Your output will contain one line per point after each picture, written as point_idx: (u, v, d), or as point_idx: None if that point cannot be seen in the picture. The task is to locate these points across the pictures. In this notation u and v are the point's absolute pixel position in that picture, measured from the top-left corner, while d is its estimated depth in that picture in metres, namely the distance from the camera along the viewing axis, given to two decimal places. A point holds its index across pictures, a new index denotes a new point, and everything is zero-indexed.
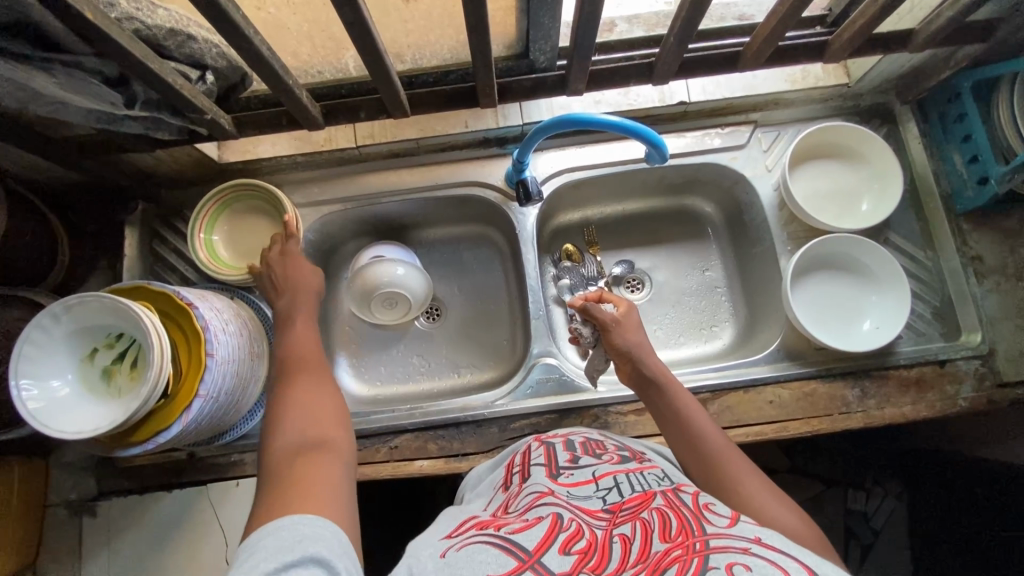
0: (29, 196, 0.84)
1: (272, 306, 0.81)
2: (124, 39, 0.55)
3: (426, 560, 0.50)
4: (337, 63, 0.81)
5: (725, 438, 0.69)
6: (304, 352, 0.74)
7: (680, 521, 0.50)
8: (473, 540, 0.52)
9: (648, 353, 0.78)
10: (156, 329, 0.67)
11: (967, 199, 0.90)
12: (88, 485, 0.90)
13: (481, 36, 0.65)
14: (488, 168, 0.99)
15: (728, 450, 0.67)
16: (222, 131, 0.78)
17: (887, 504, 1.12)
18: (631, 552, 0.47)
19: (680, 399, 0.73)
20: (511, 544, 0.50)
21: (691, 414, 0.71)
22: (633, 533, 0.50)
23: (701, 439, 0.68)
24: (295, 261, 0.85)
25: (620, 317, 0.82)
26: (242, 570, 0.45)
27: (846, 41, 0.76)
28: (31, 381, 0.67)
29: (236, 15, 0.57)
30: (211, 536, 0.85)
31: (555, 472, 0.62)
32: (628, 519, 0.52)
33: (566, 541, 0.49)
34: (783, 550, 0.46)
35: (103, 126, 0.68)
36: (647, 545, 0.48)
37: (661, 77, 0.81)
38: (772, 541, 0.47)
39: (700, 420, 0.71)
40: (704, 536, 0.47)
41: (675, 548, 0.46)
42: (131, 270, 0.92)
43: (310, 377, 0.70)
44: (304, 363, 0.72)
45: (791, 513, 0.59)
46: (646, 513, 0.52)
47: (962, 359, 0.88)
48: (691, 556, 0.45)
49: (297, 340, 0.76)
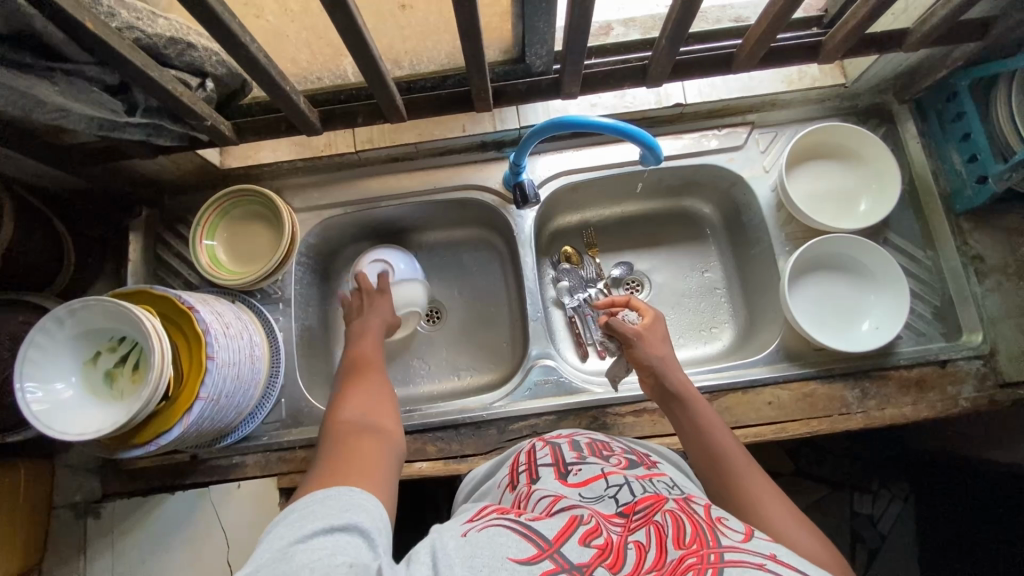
0: (37, 203, 0.86)
1: (349, 324, 0.91)
2: (125, 48, 0.57)
3: (447, 538, 0.49)
4: (335, 69, 0.83)
5: (742, 451, 0.69)
6: (370, 356, 0.83)
7: (694, 529, 0.50)
8: (494, 523, 0.52)
9: (669, 366, 0.79)
10: (157, 332, 0.68)
11: (966, 198, 0.89)
12: (92, 487, 0.90)
13: (474, 41, 0.66)
14: (487, 172, 1.00)
15: (744, 462, 0.67)
16: (223, 137, 0.79)
17: (895, 506, 1.11)
18: (646, 559, 0.47)
19: (697, 408, 0.74)
20: (531, 532, 0.50)
21: (711, 430, 0.72)
22: (648, 541, 0.49)
23: (716, 451, 0.69)
24: (375, 302, 0.92)
25: (644, 328, 0.84)
26: (292, 525, 0.48)
27: (840, 41, 0.76)
28: (36, 385, 0.68)
29: (232, 24, 0.58)
30: (214, 535, 0.90)
31: (563, 473, 0.62)
32: (642, 524, 0.52)
33: (586, 534, 0.50)
34: (799, 569, 0.45)
35: (105, 134, 0.69)
36: (661, 553, 0.47)
37: (654, 79, 0.82)
38: (789, 559, 0.47)
39: (721, 436, 0.71)
40: (719, 548, 0.47)
41: (689, 557, 0.46)
42: (134, 274, 0.94)
43: (372, 376, 0.78)
44: (363, 367, 0.80)
45: (811, 537, 0.58)
46: (659, 518, 0.52)
47: (964, 359, 0.88)
48: (706, 566, 0.44)
49: (362, 344, 0.85)
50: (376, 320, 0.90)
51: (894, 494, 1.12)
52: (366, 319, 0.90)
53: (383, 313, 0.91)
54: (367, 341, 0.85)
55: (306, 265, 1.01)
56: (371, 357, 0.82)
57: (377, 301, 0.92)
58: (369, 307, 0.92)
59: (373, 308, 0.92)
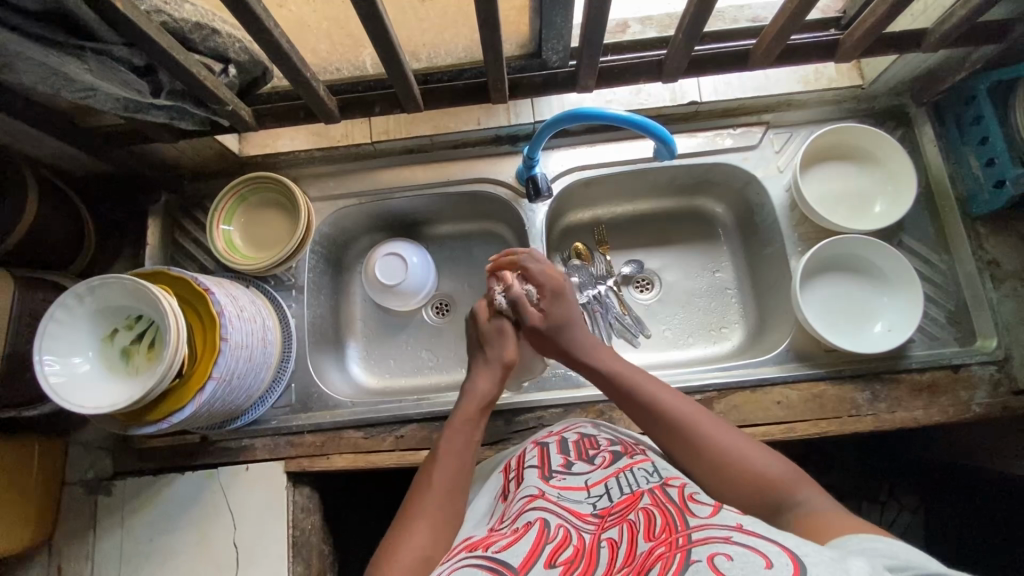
0: (60, 186, 0.89)
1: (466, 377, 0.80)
2: (153, 31, 0.58)
3: None
4: (355, 61, 0.84)
5: (688, 401, 0.70)
6: (454, 463, 0.69)
7: (665, 517, 0.53)
8: (462, 563, 0.52)
9: (586, 348, 0.79)
10: (173, 311, 0.70)
11: (983, 202, 0.88)
12: (104, 465, 0.92)
13: (493, 31, 0.67)
14: (501, 166, 1.00)
15: (695, 416, 0.67)
16: (243, 123, 0.81)
17: (903, 518, 1.09)
18: (618, 556, 0.51)
19: (638, 377, 0.73)
20: (498, 564, 0.51)
21: (651, 395, 0.70)
22: (620, 536, 0.53)
23: (667, 414, 0.68)
24: (502, 347, 0.80)
25: (543, 314, 0.81)
26: None
27: (858, 39, 0.76)
28: (54, 357, 0.70)
29: (258, 8, 0.59)
30: (221, 518, 0.87)
31: (547, 474, 0.64)
32: (616, 523, 0.55)
33: (552, 553, 0.52)
34: (763, 536, 0.48)
35: (130, 114, 0.72)
36: (632, 547, 0.51)
37: (670, 74, 0.82)
38: (754, 527, 0.49)
39: (663, 395, 0.70)
40: (688, 530, 0.50)
41: (658, 547, 0.49)
42: (152, 258, 0.96)
43: (450, 471, 0.68)
44: (454, 473, 0.68)
45: (777, 460, 0.62)
46: (633, 515, 0.55)
47: (977, 364, 0.87)
48: (674, 552, 0.47)
49: (461, 430, 0.72)
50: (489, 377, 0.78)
51: (902, 505, 1.10)
52: (474, 377, 0.79)
53: (504, 368, 0.80)
54: (463, 419, 0.74)
55: (319, 254, 1.02)
56: (440, 466, 0.68)
57: (499, 354, 0.80)
58: (490, 348, 0.81)
59: (496, 346, 0.80)
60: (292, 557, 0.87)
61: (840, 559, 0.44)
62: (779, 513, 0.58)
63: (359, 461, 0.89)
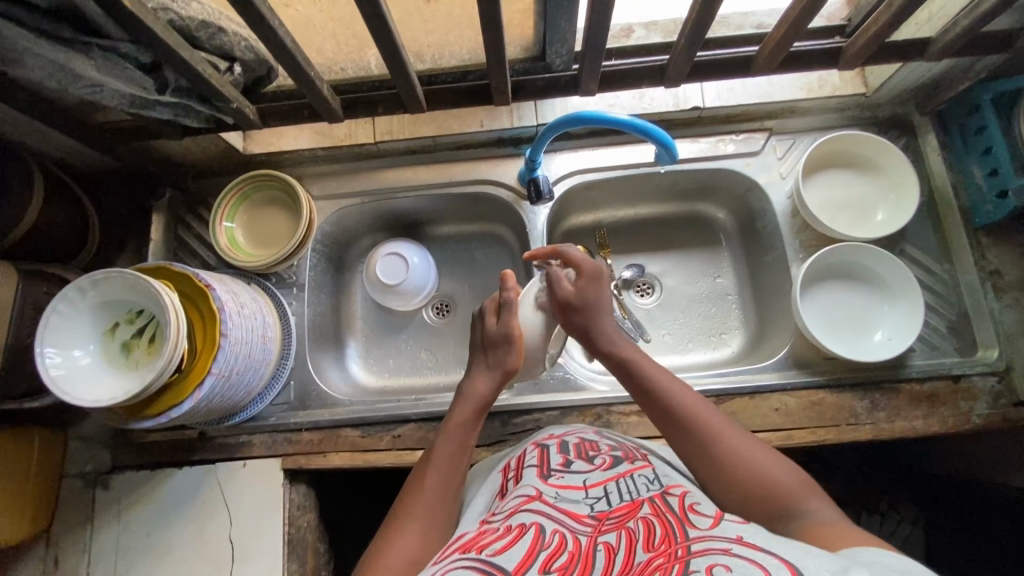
0: (67, 181, 0.90)
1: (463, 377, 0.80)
2: (159, 28, 0.59)
3: None
4: (359, 61, 0.84)
5: (703, 402, 0.69)
6: (445, 466, 0.69)
7: (664, 528, 0.53)
8: (454, 565, 0.51)
9: (610, 334, 0.77)
10: (174, 306, 0.70)
11: (987, 213, 0.88)
12: (104, 458, 0.92)
13: (495, 34, 0.67)
14: (502, 168, 1.01)
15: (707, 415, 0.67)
16: (247, 120, 0.81)
17: (904, 529, 1.07)
18: (615, 562, 0.51)
19: (656, 372, 0.72)
20: (491, 568, 0.50)
21: (668, 388, 0.70)
22: (618, 542, 0.53)
23: (682, 412, 0.67)
24: (500, 355, 0.78)
25: (575, 290, 0.79)
26: None
27: (862, 46, 0.76)
28: (56, 351, 0.70)
29: (263, 8, 0.59)
30: (218, 514, 0.88)
31: (545, 473, 0.64)
32: (614, 527, 0.55)
33: (548, 559, 0.52)
34: (763, 548, 0.48)
35: (135, 111, 0.72)
36: (630, 556, 0.51)
37: (672, 79, 0.82)
38: (754, 540, 0.49)
39: (679, 390, 0.69)
40: (686, 542, 0.50)
41: (657, 558, 0.49)
42: (155, 254, 0.97)
43: (440, 475, 0.68)
44: (443, 476, 0.68)
45: (787, 470, 0.61)
46: (632, 523, 0.55)
47: (978, 374, 0.86)
48: (673, 563, 0.47)
49: (455, 433, 0.72)
50: (487, 378, 0.78)
51: (902, 516, 1.09)
52: (471, 380, 0.78)
53: (505, 370, 0.78)
54: (458, 423, 0.73)
55: (320, 253, 1.02)
56: (431, 469, 0.69)
57: (500, 360, 0.78)
58: (494, 349, 0.79)
59: (498, 346, 0.79)
60: (288, 554, 0.87)
61: (842, 570, 0.43)
62: (785, 520, 0.57)
63: (357, 459, 0.90)
